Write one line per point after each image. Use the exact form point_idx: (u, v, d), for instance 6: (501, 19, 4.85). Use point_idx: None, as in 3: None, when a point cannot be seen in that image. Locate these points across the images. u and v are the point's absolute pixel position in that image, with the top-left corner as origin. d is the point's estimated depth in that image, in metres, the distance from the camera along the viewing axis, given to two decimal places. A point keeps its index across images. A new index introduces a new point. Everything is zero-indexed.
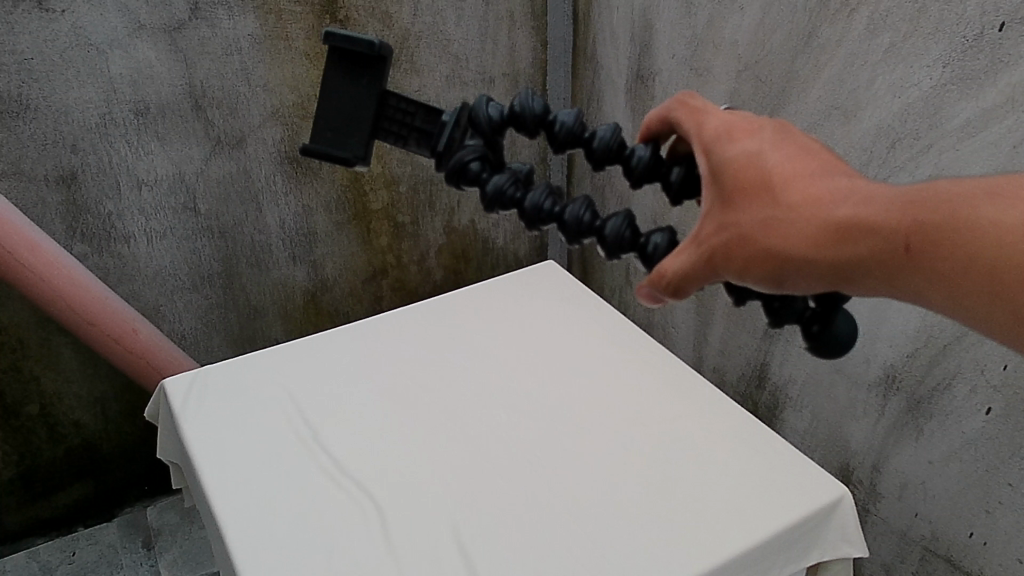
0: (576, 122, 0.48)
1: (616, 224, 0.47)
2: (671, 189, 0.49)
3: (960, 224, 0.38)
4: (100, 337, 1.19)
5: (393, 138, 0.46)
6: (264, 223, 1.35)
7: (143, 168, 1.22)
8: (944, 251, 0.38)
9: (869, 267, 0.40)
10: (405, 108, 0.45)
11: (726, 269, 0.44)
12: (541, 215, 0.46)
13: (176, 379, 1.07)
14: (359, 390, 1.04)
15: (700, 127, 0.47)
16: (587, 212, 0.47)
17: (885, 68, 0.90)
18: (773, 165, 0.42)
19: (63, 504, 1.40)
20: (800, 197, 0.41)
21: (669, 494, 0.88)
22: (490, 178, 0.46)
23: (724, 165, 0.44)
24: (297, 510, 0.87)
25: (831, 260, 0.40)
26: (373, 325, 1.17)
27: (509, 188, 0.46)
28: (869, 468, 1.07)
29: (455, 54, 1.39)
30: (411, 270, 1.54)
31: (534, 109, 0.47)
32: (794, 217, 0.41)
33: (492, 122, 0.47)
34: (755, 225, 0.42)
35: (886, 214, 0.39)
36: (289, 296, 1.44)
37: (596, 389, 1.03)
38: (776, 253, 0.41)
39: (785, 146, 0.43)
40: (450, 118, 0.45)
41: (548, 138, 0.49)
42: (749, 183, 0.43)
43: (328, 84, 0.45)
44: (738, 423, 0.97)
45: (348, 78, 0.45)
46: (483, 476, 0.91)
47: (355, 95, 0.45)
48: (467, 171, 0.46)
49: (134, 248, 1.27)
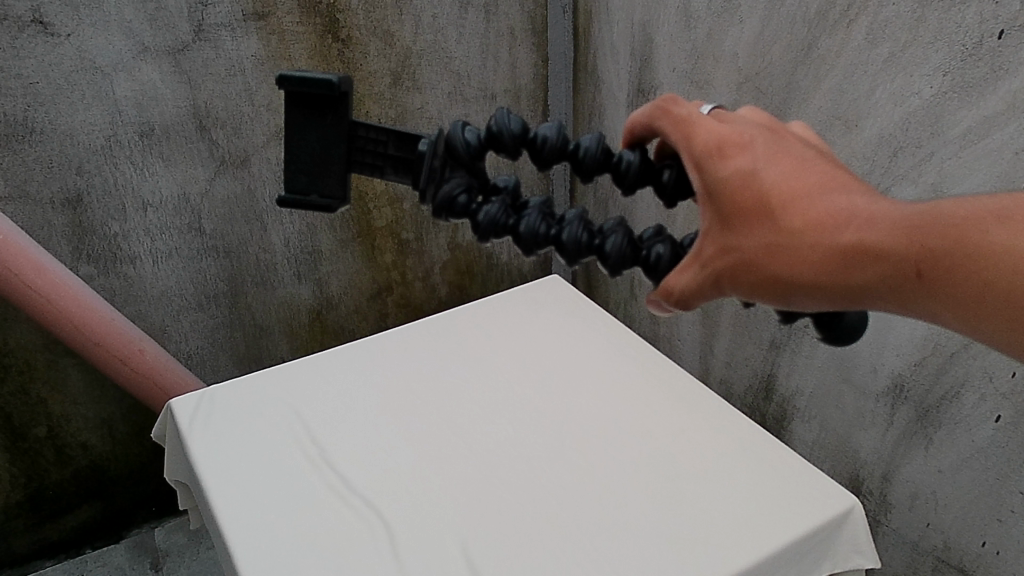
0: (559, 135, 0.48)
1: (616, 241, 0.47)
2: (666, 189, 0.50)
3: (969, 250, 0.38)
4: (107, 359, 1.19)
5: (368, 169, 0.45)
6: (269, 242, 1.35)
7: (148, 189, 1.23)
8: (957, 277, 0.39)
9: (880, 291, 0.41)
10: (375, 138, 0.45)
11: (733, 288, 0.45)
12: (539, 239, 0.47)
13: (183, 400, 1.07)
14: (365, 407, 1.04)
15: (689, 141, 0.46)
16: (585, 232, 0.47)
17: (885, 78, 0.91)
18: (770, 184, 0.42)
19: (71, 526, 1.40)
20: (800, 222, 0.41)
21: (678, 505, 0.87)
22: (479, 209, 0.46)
23: (718, 181, 0.44)
24: (306, 525, 0.87)
25: (839, 286, 0.41)
26: (378, 342, 1.17)
27: (502, 216, 0.47)
28: (879, 478, 1.06)
29: (457, 71, 1.39)
30: (416, 286, 1.54)
31: (511, 128, 0.47)
32: (796, 244, 0.41)
33: (471, 147, 0.47)
34: (757, 250, 0.43)
35: (892, 240, 0.40)
36: (295, 314, 1.44)
37: (602, 402, 1.03)
38: (782, 280, 0.42)
39: (779, 162, 0.43)
40: (426, 147, 0.44)
41: (531, 155, 0.49)
42: (746, 205, 0.43)
43: (294, 128, 0.45)
44: (747, 434, 0.97)
45: (312, 116, 0.44)
46: (490, 490, 0.91)
47: (322, 130, 0.44)
48: (456, 204, 0.46)
49: (139, 269, 1.27)
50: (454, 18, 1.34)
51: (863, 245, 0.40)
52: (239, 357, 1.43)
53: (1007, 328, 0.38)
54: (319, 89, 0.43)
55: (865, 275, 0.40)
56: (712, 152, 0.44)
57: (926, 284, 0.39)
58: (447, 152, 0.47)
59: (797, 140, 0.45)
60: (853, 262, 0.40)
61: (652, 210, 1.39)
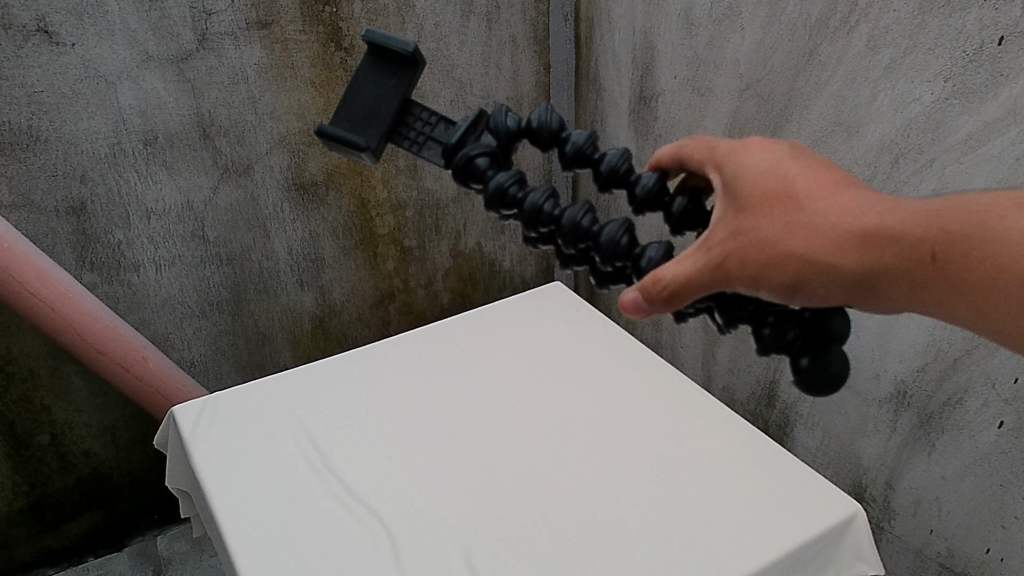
0: (588, 143, 0.55)
1: (612, 231, 0.50)
2: (672, 217, 0.54)
3: (983, 233, 0.45)
4: (110, 366, 1.19)
5: (407, 143, 0.52)
6: (272, 250, 1.36)
7: (152, 197, 1.23)
8: (968, 258, 0.45)
9: (893, 271, 0.46)
10: (427, 119, 0.52)
11: (737, 277, 0.48)
12: (539, 215, 0.51)
13: (186, 407, 1.07)
14: (369, 413, 1.05)
15: (714, 149, 0.53)
16: (586, 217, 0.50)
17: (885, 85, 0.91)
18: (794, 177, 0.49)
19: (74, 534, 1.40)
20: (824, 205, 0.47)
21: (681, 510, 0.87)
22: (493, 176, 0.51)
23: (744, 173, 0.50)
24: (309, 531, 0.88)
25: (856, 264, 0.46)
26: (380, 349, 1.17)
27: (510, 187, 0.50)
28: (883, 485, 1.06)
29: (459, 79, 1.40)
30: (418, 293, 1.53)
31: (550, 123, 0.54)
32: (819, 222, 0.47)
33: (509, 129, 0.53)
34: (779, 231, 0.47)
35: (908, 223, 0.46)
36: (298, 322, 1.44)
37: (604, 408, 1.03)
38: (801, 255, 0.47)
39: (800, 162, 0.50)
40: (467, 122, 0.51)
41: (559, 154, 0.55)
42: (772, 191, 0.48)
43: (362, 85, 0.52)
44: (749, 440, 0.97)
45: (380, 77, 0.52)
46: (494, 495, 0.91)
47: (384, 93, 0.52)
48: (474, 167, 0.51)
49: (143, 277, 1.28)
50: (457, 26, 1.35)
51: (884, 226, 0.46)
52: (241, 365, 1.43)
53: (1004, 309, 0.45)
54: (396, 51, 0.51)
55: (882, 252, 0.46)
56: (738, 155, 0.51)
57: (937, 265, 0.46)
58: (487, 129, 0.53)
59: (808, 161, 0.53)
60: (872, 240, 0.46)
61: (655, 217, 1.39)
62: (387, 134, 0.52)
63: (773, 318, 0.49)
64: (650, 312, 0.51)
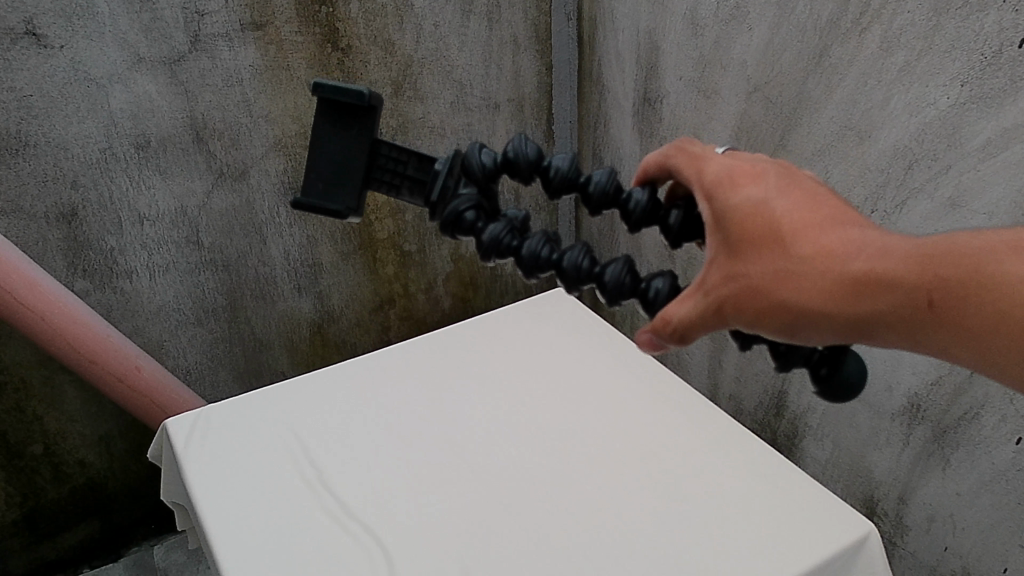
0: (570, 167, 0.53)
1: (614, 272, 0.51)
2: (672, 232, 0.53)
3: (981, 278, 0.42)
4: (103, 377, 1.17)
5: (384, 186, 0.52)
6: (269, 255, 1.33)
7: (144, 202, 1.20)
8: (969, 306, 0.42)
9: (888, 319, 0.44)
10: (395, 158, 0.51)
11: (735, 319, 0.48)
12: (538, 263, 0.51)
13: (178, 420, 1.04)
14: (365, 426, 1.02)
15: (700, 173, 0.51)
16: (586, 260, 0.52)
17: (900, 88, 0.88)
18: (782, 215, 0.46)
19: (68, 545, 1.37)
20: (811, 249, 0.45)
21: (687, 530, 0.85)
22: (484, 228, 0.51)
23: (731, 211, 0.48)
24: (301, 553, 0.85)
25: (848, 313, 0.44)
26: (379, 358, 1.14)
27: (505, 237, 0.51)
28: (895, 500, 1.03)
29: (459, 80, 1.37)
30: (418, 299, 1.50)
31: (527, 154, 0.53)
32: (805, 269, 0.45)
33: (485, 168, 0.52)
34: (768, 277, 0.46)
35: (901, 268, 0.43)
36: (296, 328, 1.41)
37: (608, 421, 1.00)
38: (791, 305, 0.45)
39: (790, 196, 0.47)
40: (442, 166, 0.51)
41: (543, 184, 0.54)
42: (759, 234, 0.46)
43: (320, 134, 0.51)
44: (757, 455, 0.93)
45: (339, 125, 0.51)
46: (493, 513, 0.88)
47: (346, 141, 0.51)
48: (462, 220, 0.51)
49: (136, 284, 1.25)
50: (456, 26, 1.32)
51: (875, 272, 0.43)
52: (239, 373, 1.40)
53: (1008, 359, 0.42)
54: (350, 99, 0.49)
55: (874, 301, 0.44)
56: (725, 185, 0.49)
57: (934, 312, 0.43)
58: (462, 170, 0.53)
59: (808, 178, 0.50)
60: (864, 289, 0.44)
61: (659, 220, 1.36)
62: (360, 181, 0.51)
63: (786, 348, 0.51)
64: (665, 347, 0.52)
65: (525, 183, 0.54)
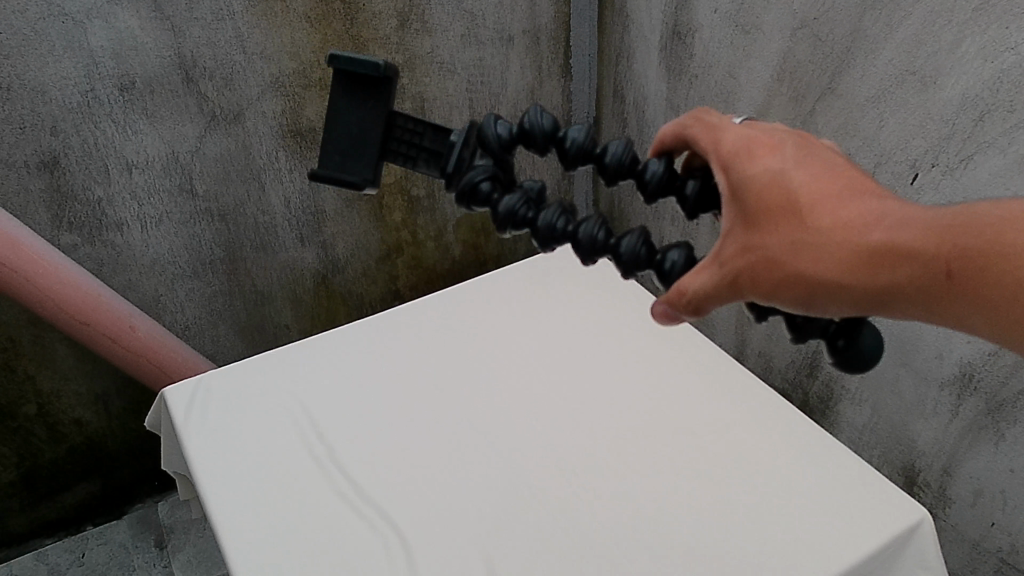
0: (587, 138, 0.50)
1: (630, 242, 0.49)
2: (688, 203, 0.50)
3: (1005, 248, 0.40)
4: (96, 338, 1.10)
5: (401, 158, 0.49)
6: (268, 203, 1.24)
7: (132, 149, 1.11)
8: (991, 277, 0.40)
9: (908, 292, 0.42)
10: (412, 130, 0.48)
11: (751, 290, 0.46)
12: (554, 234, 0.49)
13: (177, 388, 0.98)
14: (378, 396, 0.95)
15: (718, 144, 0.49)
16: (601, 231, 0.49)
17: (975, 29, 0.78)
18: (799, 185, 0.44)
19: (70, 504, 1.33)
20: (830, 221, 0.43)
21: (727, 519, 0.79)
22: (500, 199, 0.48)
23: (747, 181, 0.46)
24: (316, 541, 0.79)
25: (867, 285, 0.43)
26: (389, 318, 1.07)
27: (520, 208, 0.48)
28: (939, 471, 0.98)
29: (470, 10, 1.25)
30: (427, 247, 1.41)
31: (543, 125, 0.50)
32: (822, 241, 0.43)
33: (501, 140, 0.49)
34: (785, 249, 0.44)
35: (921, 240, 0.41)
36: (298, 280, 1.33)
37: (637, 392, 0.94)
38: (809, 277, 0.44)
39: (807, 166, 0.45)
40: (458, 137, 0.48)
41: (559, 155, 0.51)
42: (776, 204, 0.45)
43: (336, 107, 0.48)
44: (799, 432, 0.87)
45: (354, 96, 0.48)
46: (520, 498, 0.82)
47: (362, 113, 0.48)
48: (478, 192, 0.48)
49: (127, 236, 1.17)
50: None
51: (894, 243, 0.42)
52: (241, 328, 1.33)
53: None
54: (366, 70, 0.46)
55: (894, 272, 0.42)
56: (741, 154, 0.47)
57: (955, 283, 0.41)
58: (478, 141, 0.49)
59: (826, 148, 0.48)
60: (884, 261, 0.42)
61: None
62: (377, 153, 0.48)
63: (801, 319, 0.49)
64: (679, 320, 0.50)
65: (540, 154, 0.51)
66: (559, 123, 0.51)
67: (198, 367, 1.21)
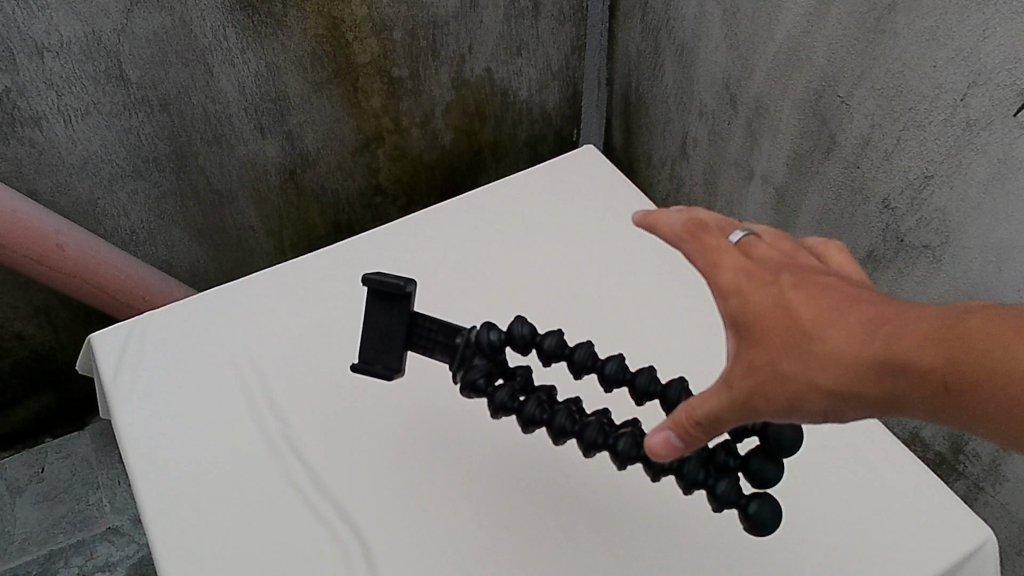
0: (560, 345, 0.59)
1: (592, 431, 0.56)
2: (638, 390, 0.59)
3: (988, 352, 0.41)
4: (16, 259, 0.95)
5: (423, 350, 0.58)
6: (219, 89, 1.03)
7: (39, 28, 0.90)
8: (981, 386, 0.41)
9: (913, 399, 0.44)
10: (430, 326, 0.58)
11: (763, 408, 0.47)
12: (536, 421, 0.57)
13: (105, 336, 0.83)
14: (342, 352, 0.81)
15: (711, 270, 0.50)
16: (571, 421, 0.57)
17: None
18: (799, 308, 0.46)
19: (22, 418, 1.26)
20: (832, 334, 0.45)
21: (753, 540, 0.67)
22: (494, 393, 0.57)
23: (748, 302, 0.48)
24: (264, 552, 0.68)
25: (871, 393, 0.44)
26: (359, 247, 0.91)
27: (509, 401, 0.57)
28: (993, 447, 0.84)
29: None
30: (412, 134, 1.22)
31: (523, 332, 0.58)
32: (825, 350, 0.45)
33: (492, 343, 0.57)
34: (788, 368, 0.46)
35: (918, 350, 0.42)
36: (261, 176, 1.15)
37: (650, 361, 0.79)
38: (815, 388, 0.45)
39: (801, 286, 0.47)
40: (461, 339, 0.57)
41: (539, 354, 0.59)
42: (776, 319, 0.47)
43: (369, 314, 0.58)
44: (841, 420, 0.73)
45: (382, 304, 0.58)
46: (507, 501, 0.70)
47: (389, 316, 0.58)
48: (477, 387, 0.57)
49: (48, 132, 0.98)
50: None
51: (892, 355, 0.43)
52: (199, 230, 1.17)
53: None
54: (390, 286, 0.56)
55: (894, 383, 0.43)
56: (746, 274, 0.49)
57: (953, 396, 0.42)
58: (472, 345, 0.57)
59: (821, 268, 0.49)
60: (887, 373, 0.43)
61: (720, 51, 1.03)
62: (401, 348, 0.58)
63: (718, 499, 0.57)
64: (675, 451, 0.49)
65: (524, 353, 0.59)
66: (537, 329, 0.59)
67: (145, 284, 1.07)
